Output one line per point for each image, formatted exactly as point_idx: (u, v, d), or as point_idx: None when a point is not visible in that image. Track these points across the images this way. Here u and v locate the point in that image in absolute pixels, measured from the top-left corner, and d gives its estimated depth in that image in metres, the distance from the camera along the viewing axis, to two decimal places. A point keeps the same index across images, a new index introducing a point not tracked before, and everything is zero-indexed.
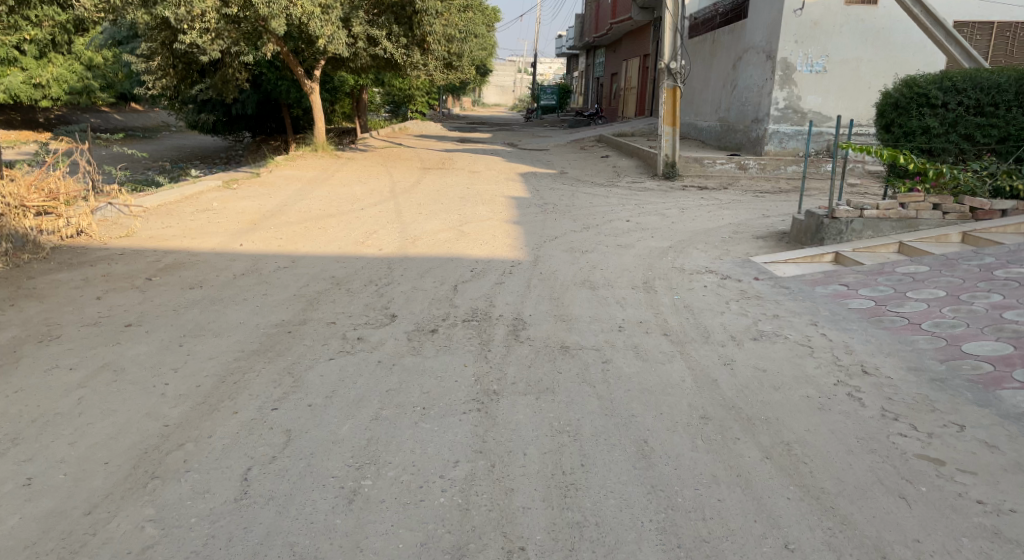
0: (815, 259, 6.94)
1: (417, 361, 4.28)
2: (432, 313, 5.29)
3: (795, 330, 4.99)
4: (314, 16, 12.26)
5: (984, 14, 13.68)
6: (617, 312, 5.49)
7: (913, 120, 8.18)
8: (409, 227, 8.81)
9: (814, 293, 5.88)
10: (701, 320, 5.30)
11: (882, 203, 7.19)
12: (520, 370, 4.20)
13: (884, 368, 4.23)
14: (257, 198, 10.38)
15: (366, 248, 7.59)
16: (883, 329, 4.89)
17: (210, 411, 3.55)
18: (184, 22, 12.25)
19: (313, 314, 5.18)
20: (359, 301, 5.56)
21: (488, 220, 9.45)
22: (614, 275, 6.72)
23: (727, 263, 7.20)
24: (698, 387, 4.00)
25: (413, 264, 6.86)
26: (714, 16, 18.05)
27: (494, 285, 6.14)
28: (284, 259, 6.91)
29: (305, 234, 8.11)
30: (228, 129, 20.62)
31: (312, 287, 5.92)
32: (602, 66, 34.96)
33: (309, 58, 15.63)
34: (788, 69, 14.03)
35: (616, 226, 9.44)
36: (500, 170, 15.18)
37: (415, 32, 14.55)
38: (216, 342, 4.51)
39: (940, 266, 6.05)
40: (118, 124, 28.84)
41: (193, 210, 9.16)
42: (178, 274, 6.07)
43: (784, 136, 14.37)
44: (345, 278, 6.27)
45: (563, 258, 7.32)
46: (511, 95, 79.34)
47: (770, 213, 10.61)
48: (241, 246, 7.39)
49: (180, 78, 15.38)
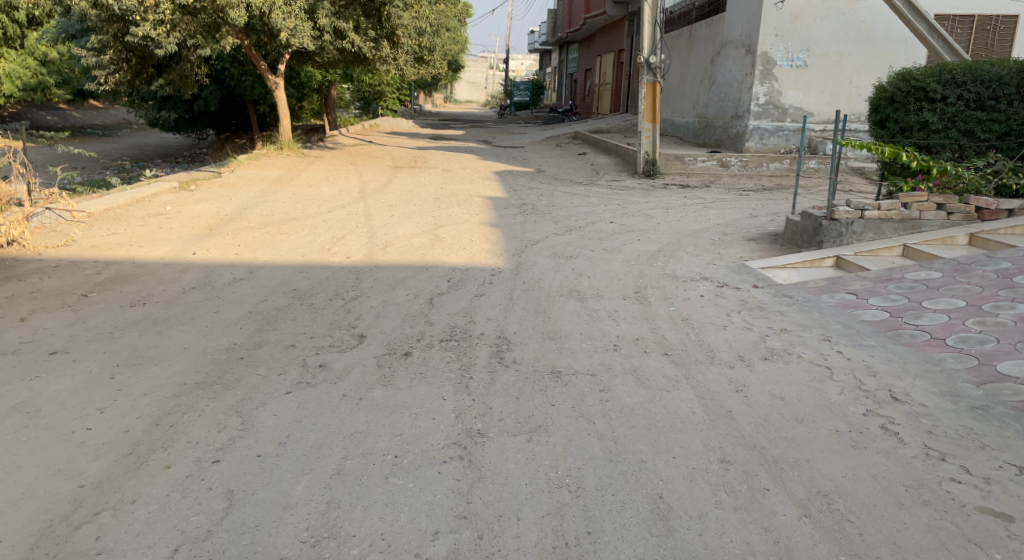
0: (816, 263, 6.55)
1: (388, 393, 3.70)
2: (404, 333, 4.73)
3: (808, 348, 4.51)
4: (275, 8, 11.69)
5: (964, 7, 13.45)
6: (611, 327, 4.98)
7: (910, 116, 7.67)
8: (380, 231, 8.23)
9: (819, 303, 5.44)
10: (703, 336, 4.82)
11: (884, 203, 6.77)
12: (508, 403, 3.66)
13: (915, 394, 3.76)
14: (216, 201, 9.71)
15: (333, 255, 7.00)
16: (903, 345, 4.44)
17: (137, 465, 2.92)
18: (136, 14, 11.57)
19: (269, 336, 4.58)
20: (323, 318, 4.98)
21: (463, 223, 8.92)
22: (602, 283, 6.21)
23: (721, 269, 6.74)
24: (712, 421, 3.49)
25: (382, 274, 6.27)
26: (690, 10, 17.72)
27: (473, 298, 5.58)
28: (241, 269, 6.30)
29: (267, 241, 7.49)
30: (190, 127, 19.76)
31: (270, 302, 5.33)
32: (575, 62, 34.67)
33: (272, 53, 14.94)
34: (768, 63, 13.65)
35: (600, 227, 8.96)
36: (475, 168, 14.63)
37: (384, 25, 13.96)
38: (154, 374, 3.88)
39: (953, 272, 5.63)
40: (77, 122, 27.88)
41: (143, 214, 8.44)
42: (120, 289, 5.42)
43: (765, 132, 14.00)
44: (308, 291, 5.68)
45: (547, 265, 6.79)
46: (484, 92, 78.99)
47: (757, 212, 10.20)
48: (194, 254, 6.74)
49: (135, 72, 14.57)
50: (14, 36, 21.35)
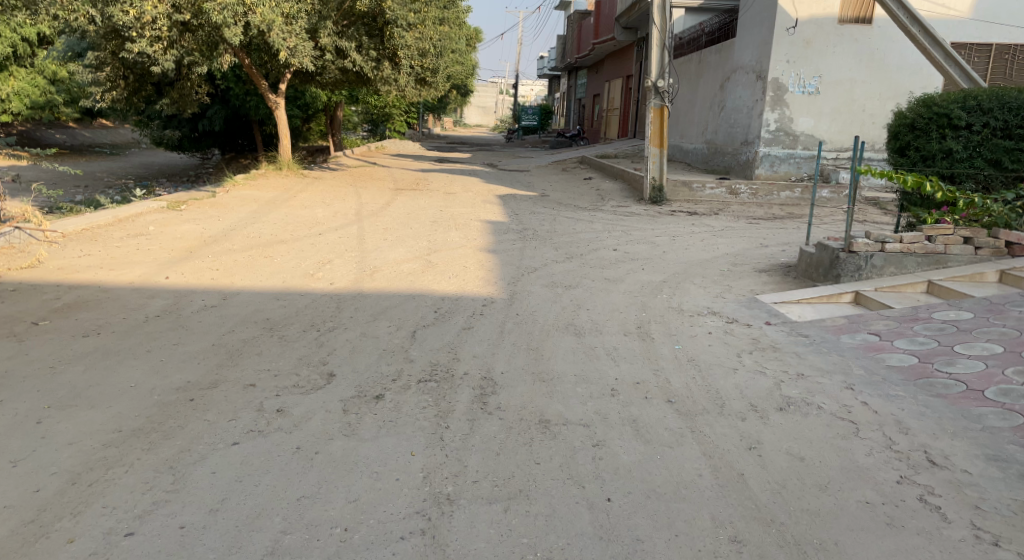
0: (833, 299, 6.09)
1: (350, 447, 3.25)
2: (379, 372, 4.26)
3: (829, 398, 4.02)
4: (274, 26, 11.43)
5: (982, 35, 13.07)
6: (609, 368, 4.51)
7: (932, 144, 7.26)
8: (370, 255, 7.79)
9: (839, 344, 4.96)
10: (711, 380, 4.34)
11: (907, 236, 6.31)
12: (486, 460, 3.19)
13: (958, 457, 3.27)
14: (203, 221, 9.36)
15: (316, 281, 6.57)
16: (937, 396, 3.95)
17: (36, 538, 2.55)
18: (132, 30, 11.29)
19: (229, 373, 4.14)
20: (292, 353, 4.53)
21: (459, 248, 8.49)
22: (602, 317, 5.74)
23: (730, 303, 6.27)
24: (720, 487, 3.02)
25: (365, 303, 5.82)
26: (700, 36, 17.52)
27: (460, 332, 5.12)
28: (214, 295, 5.90)
29: (248, 264, 7.07)
30: (194, 147, 19.52)
31: (238, 333, 4.90)
32: (584, 88, 34.53)
33: (274, 72, 14.72)
34: (779, 89, 13.29)
35: (603, 255, 8.50)
36: (477, 191, 14.25)
37: (387, 45, 13.72)
38: (87, 418, 3.46)
39: (986, 312, 5.14)
40: (85, 140, 27.84)
41: (123, 234, 8.09)
42: (76, 317, 5.02)
43: (776, 160, 13.59)
44: (281, 322, 5.24)
45: (543, 296, 6.34)
46: (493, 116, 79.29)
47: (768, 242, 9.74)
48: (167, 278, 6.34)
49: (133, 90, 14.30)
50: (24, 54, 21.27)
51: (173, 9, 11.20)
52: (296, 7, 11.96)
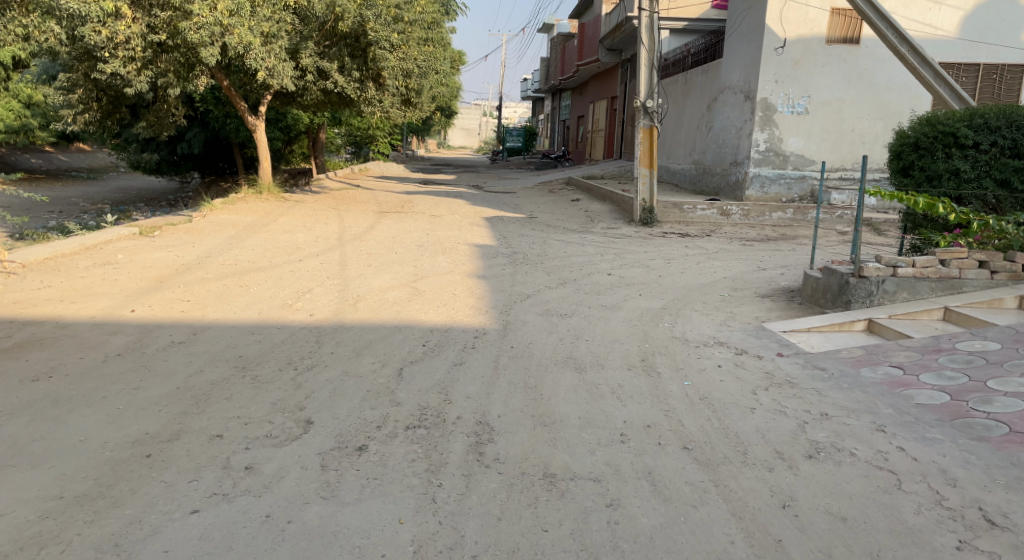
0: (844, 327, 5.76)
1: (329, 514, 2.84)
2: (361, 418, 3.82)
3: (861, 443, 3.64)
4: (253, 47, 11.09)
5: (970, 55, 12.98)
6: (615, 409, 4.11)
7: (938, 163, 7.00)
8: (353, 283, 7.36)
9: (860, 379, 4.59)
10: (728, 422, 3.96)
11: (919, 259, 6.01)
12: (486, 530, 2.79)
13: (1018, 518, 2.91)
14: (176, 248, 8.91)
15: (294, 313, 6.13)
16: (980, 441, 3.59)
17: None
18: (104, 50, 10.89)
19: (193, 422, 3.70)
20: (266, 397, 4.09)
21: (446, 274, 8.09)
22: (602, 349, 5.34)
23: (736, 332, 5.90)
24: None
25: (346, 337, 5.40)
26: (686, 56, 17.39)
27: (451, 368, 4.70)
28: (183, 330, 5.47)
29: (222, 295, 6.62)
30: (173, 170, 19.02)
31: (207, 374, 4.46)
32: (568, 109, 34.47)
33: (254, 93, 14.34)
34: (768, 109, 13.11)
35: (597, 280, 8.13)
36: (464, 214, 13.88)
37: (369, 66, 13.38)
38: (23, 482, 3.03)
39: (1013, 343, 4.81)
40: (61, 165, 27.27)
41: (89, 264, 7.63)
42: (26, 359, 4.58)
43: (766, 180, 13.36)
44: (255, 359, 4.81)
45: (538, 325, 5.93)
46: (477, 138, 79.37)
47: (765, 264, 9.42)
48: (132, 311, 5.89)
49: (107, 113, 13.86)
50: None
51: (148, 29, 10.84)
52: (276, 27, 11.65)
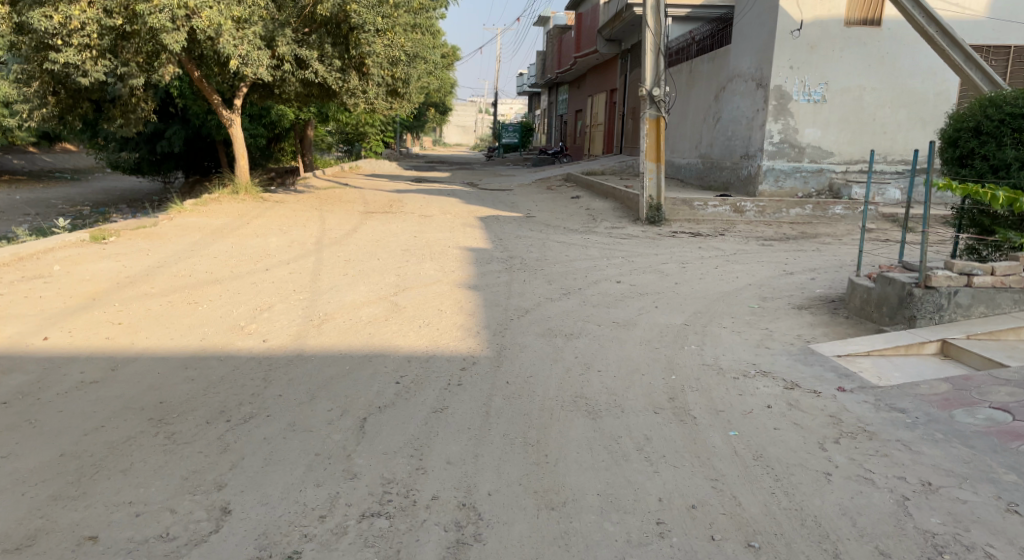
0: (913, 350, 4.73)
1: None
2: (300, 503, 2.79)
3: (994, 535, 2.63)
4: (222, 30, 10.04)
5: (1001, 37, 11.93)
6: (645, 478, 3.07)
7: (1006, 149, 5.94)
8: (322, 297, 6.32)
9: (956, 427, 3.56)
10: (800, 496, 2.93)
11: (999, 266, 5.03)
12: None
13: None
14: (126, 256, 7.84)
15: (244, 337, 5.09)
16: None
17: None
18: (56, 37, 9.78)
19: (65, 516, 2.68)
20: (176, 468, 3.05)
21: (432, 284, 7.03)
22: (618, 383, 4.30)
23: (779, 357, 4.85)
24: None
25: (301, 371, 4.35)
26: (690, 45, 16.33)
27: (429, 416, 3.65)
28: (100, 363, 4.42)
29: (163, 315, 5.56)
30: (153, 169, 17.86)
31: (109, 430, 3.43)
32: (566, 104, 33.42)
33: (228, 85, 13.22)
34: (782, 98, 12.04)
35: (604, 289, 7.09)
36: (456, 213, 12.82)
37: (352, 54, 12.26)
38: None
39: None
40: (45, 166, 26.26)
41: (14, 278, 6.56)
42: None
43: (781, 174, 12.31)
44: (179, 405, 3.76)
45: (538, 351, 4.89)
46: (473, 135, 78.40)
47: (791, 268, 8.36)
48: (45, 340, 4.84)
49: (69, 107, 12.74)
50: None
51: (105, 13, 9.71)
52: (248, 10, 10.54)
